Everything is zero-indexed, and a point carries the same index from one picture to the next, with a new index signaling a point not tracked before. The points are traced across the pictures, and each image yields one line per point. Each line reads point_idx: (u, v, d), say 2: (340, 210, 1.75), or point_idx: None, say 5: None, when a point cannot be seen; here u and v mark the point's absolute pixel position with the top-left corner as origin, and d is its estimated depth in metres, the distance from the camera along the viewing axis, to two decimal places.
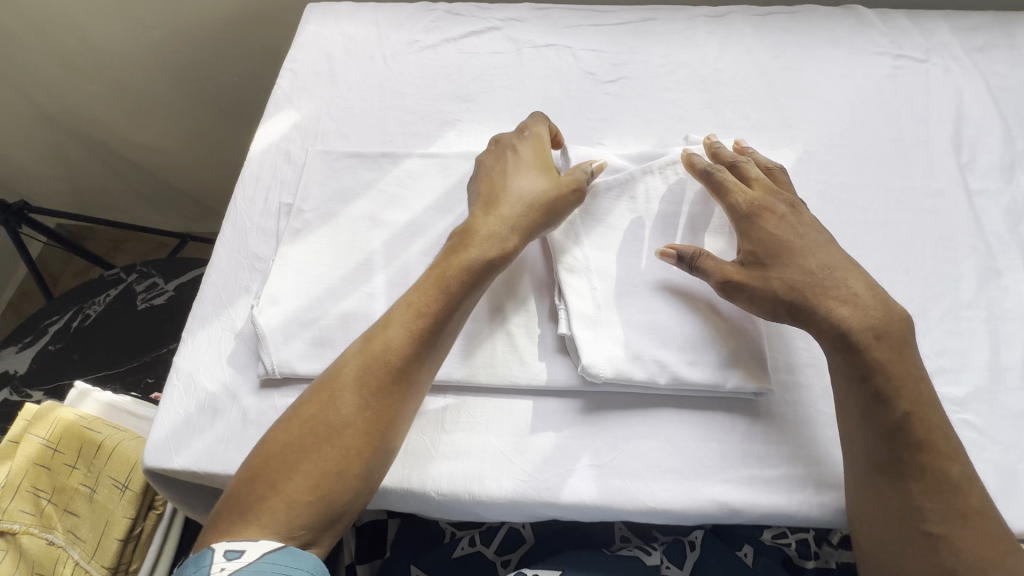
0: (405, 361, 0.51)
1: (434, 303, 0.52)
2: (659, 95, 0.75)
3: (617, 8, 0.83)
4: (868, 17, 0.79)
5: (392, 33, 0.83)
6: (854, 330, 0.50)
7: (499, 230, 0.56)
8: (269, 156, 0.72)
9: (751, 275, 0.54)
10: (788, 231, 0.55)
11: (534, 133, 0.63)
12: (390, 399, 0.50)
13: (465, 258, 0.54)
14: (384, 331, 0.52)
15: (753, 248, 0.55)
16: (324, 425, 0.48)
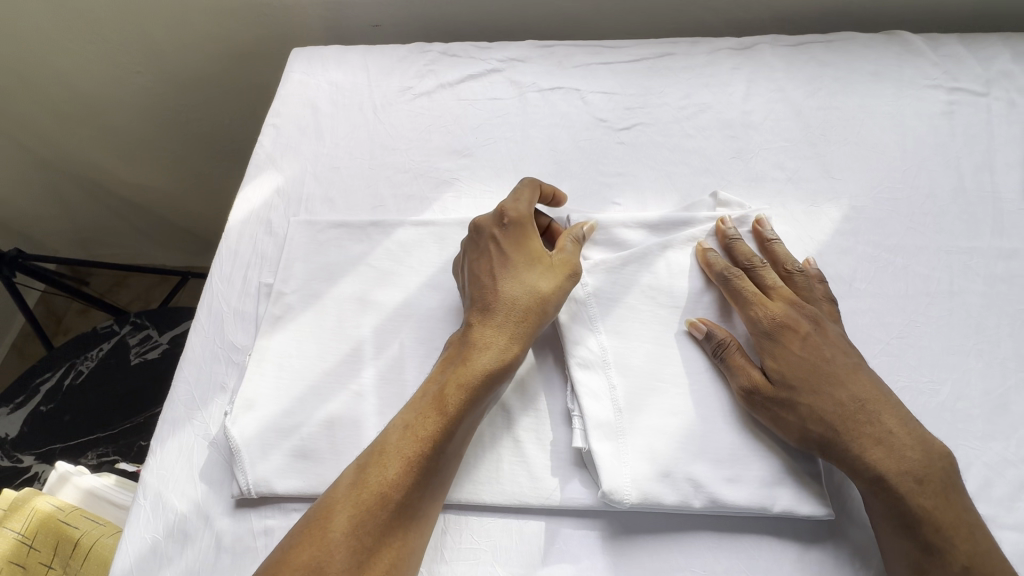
0: (404, 490, 0.44)
1: (436, 424, 0.46)
2: (680, 144, 0.66)
3: (629, 43, 0.75)
4: (916, 45, 0.70)
5: (383, 80, 0.76)
6: (892, 475, 0.43)
7: (488, 339, 0.50)
8: (248, 227, 0.66)
9: (778, 397, 0.47)
10: (814, 357, 0.48)
11: (516, 218, 0.54)
12: (391, 534, 0.43)
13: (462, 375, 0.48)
14: (376, 457, 0.45)
15: (775, 367, 0.48)
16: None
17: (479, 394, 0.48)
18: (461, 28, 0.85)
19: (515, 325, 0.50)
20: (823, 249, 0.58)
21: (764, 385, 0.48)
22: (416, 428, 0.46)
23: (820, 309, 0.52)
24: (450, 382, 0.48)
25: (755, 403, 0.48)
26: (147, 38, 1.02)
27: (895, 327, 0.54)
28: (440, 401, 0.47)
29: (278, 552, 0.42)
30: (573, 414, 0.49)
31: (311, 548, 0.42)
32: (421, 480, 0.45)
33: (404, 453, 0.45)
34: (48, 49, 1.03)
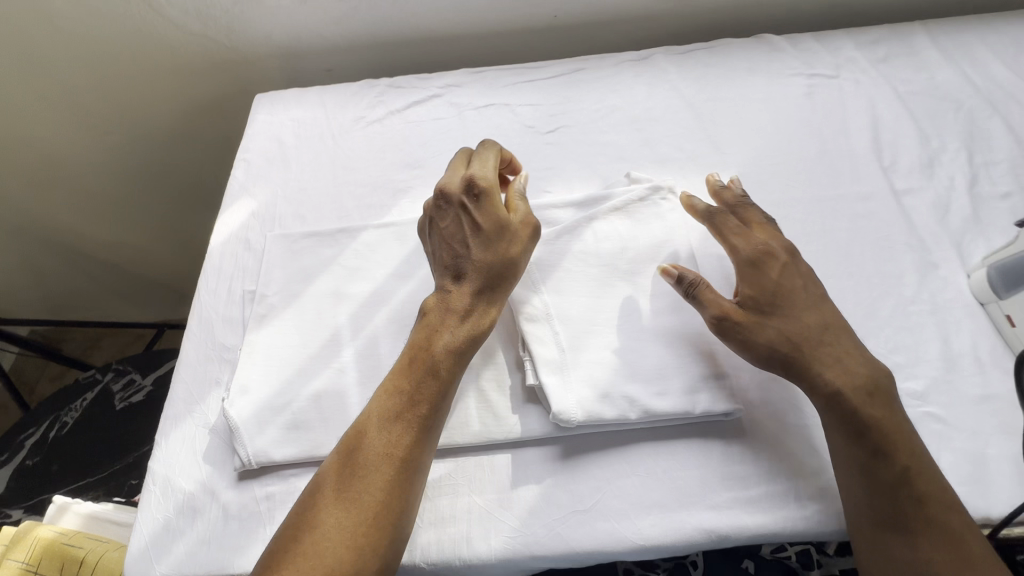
0: (399, 448, 0.51)
1: (431, 388, 0.54)
2: (597, 139, 0.79)
3: (547, 64, 0.89)
4: (779, 44, 0.86)
5: (339, 113, 0.86)
6: (846, 389, 0.51)
7: (476, 307, 0.58)
8: (229, 246, 0.74)
9: (745, 321, 0.54)
10: (790, 282, 0.56)
11: (485, 188, 0.60)
12: (390, 486, 0.50)
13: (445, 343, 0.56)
14: (370, 423, 0.52)
15: (749, 294, 0.56)
16: (338, 515, 0.48)
17: (460, 357, 0.56)
18: (404, 65, 0.97)
19: (490, 292, 0.58)
20: None
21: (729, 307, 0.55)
22: (412, 391, 0.54)
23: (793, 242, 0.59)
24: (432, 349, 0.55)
25: (724, 329, 0.55)
26: (117, 105, 1.10)
27: None
28: (434, 367, 0.54)
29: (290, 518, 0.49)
30: (525, 359, 0.58)
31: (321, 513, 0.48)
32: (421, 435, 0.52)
33: (404, 415, 0.52)
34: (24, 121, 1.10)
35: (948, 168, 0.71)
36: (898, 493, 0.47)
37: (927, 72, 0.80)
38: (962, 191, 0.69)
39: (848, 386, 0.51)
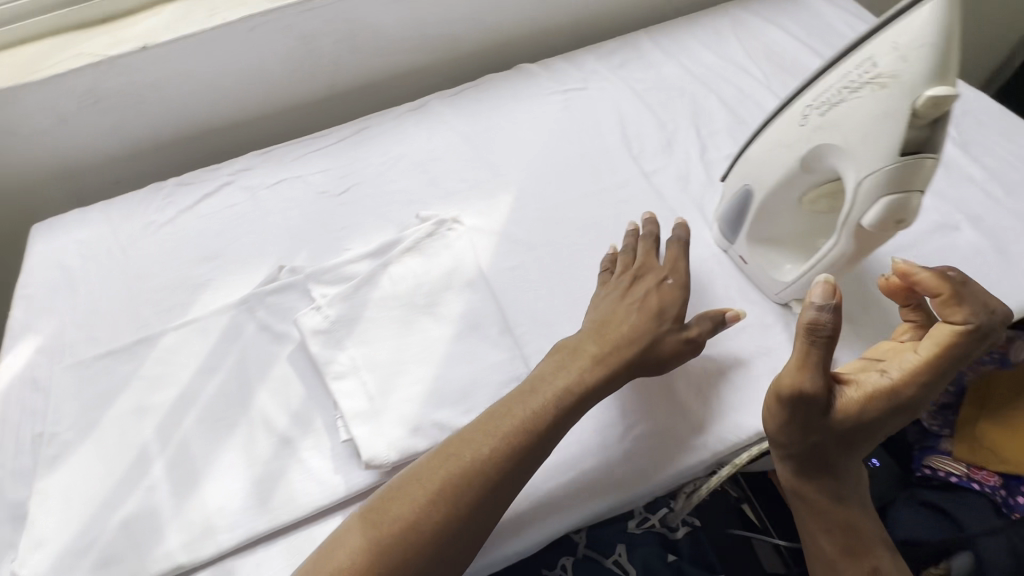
0: (479, 470, 0.51)
1: (539, 415, 0.54)
2: (388, 189, 0.83)
3: (333, 129, 0.93)
4: (535, 70, 0.96)
5: (127, 222, 0.84)
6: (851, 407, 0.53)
7: (541, 393, 0.55)
8: (14, 392, 0.68)
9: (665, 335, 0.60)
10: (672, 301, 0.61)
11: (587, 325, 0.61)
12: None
13: (552, 397, 0.55)
14: (394, 499, 0.51)
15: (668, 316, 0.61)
16: (389, 532, 0.49)
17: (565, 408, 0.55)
18: (196, 160, 0.97)
19: (592, 366, 0.57)
20: (504, 225, 0.76)
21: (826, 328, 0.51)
22: (528, 413, 0.54)
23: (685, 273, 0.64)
24: (567, 384, 0.56)
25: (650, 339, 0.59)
26: None
27: (564, 259, 0.72)
28: (533, 395, 0.55)
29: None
30: (337, 418, 0.59)
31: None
32: (485, 480, 0.51)
33: (500, 433, 0.53)
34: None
35: (683, 144, 0.83)
36: (816, 480, 0.57)
37: (655, 69, 0.94)
38: (697, 161, 0.80)
39: (831, 428, 0.54)
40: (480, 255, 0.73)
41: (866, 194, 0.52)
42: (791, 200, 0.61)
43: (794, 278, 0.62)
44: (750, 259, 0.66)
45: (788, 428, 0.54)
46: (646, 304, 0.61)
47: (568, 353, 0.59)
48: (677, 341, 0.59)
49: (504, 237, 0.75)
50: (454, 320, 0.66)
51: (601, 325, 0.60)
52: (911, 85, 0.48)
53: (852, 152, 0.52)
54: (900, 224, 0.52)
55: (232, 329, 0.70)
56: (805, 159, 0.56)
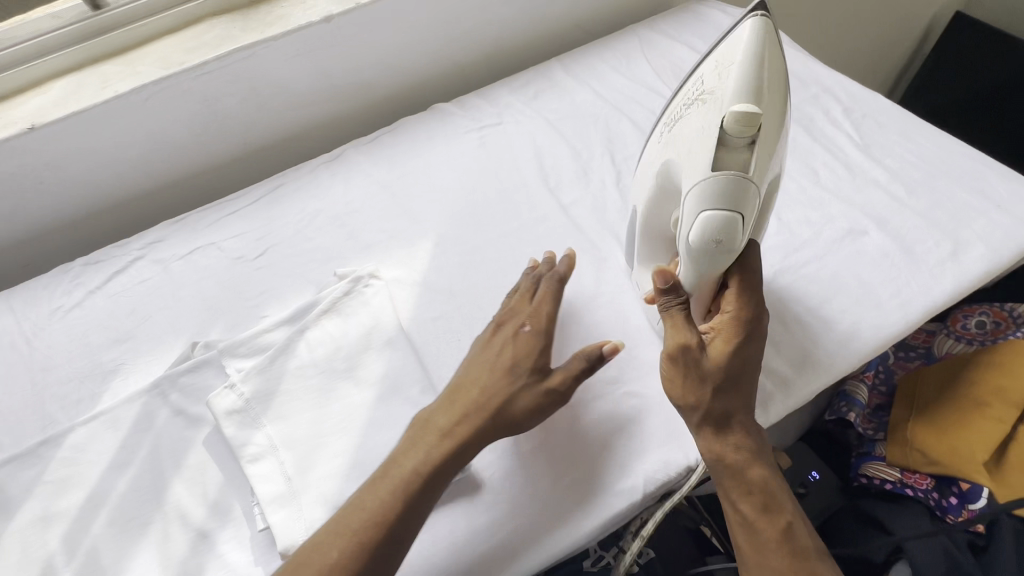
0: (363, 542, 0.49)
1: (422, 461, 0.54)
2: (305, 247, 0.81)
3: (249, 189, 0.90)
4: (450, 109, 0.96)
5: (31, 311, 0.80)
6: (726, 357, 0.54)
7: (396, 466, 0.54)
8: None
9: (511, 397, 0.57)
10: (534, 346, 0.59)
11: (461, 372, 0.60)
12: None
13: (408, 464, 0.54)
14: None
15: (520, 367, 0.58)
16: None
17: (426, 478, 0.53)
18: (107, 234, 0.93)
19: (442, 436, 0.55)
20: (425, 274, 0.74)
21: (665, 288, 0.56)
22: (405, 470, 0.53)
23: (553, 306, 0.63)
24: (423, 451, 0.54)
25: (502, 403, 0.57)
26: None
27: (486, 303, 0.71)
28: (420, 443, 0.55)
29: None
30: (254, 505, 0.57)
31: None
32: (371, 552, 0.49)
33: (393, 483, 0.52)
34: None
35: (600, 171, 0.83)
36: (725, 435, 0.54)
37: (569, 97, 0.94)
38: (613, 188, 0.81)
39: (722, 378, 0.54)
40: (400, 309, 0.71)
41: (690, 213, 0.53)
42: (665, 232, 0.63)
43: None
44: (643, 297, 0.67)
45: (687, 391, 0.54)
46: (536, 360, 0.58)
47: (421, 427, 0.56)
48: (534, 395, 0.57)
49: (426, 286, 0.74)
50: (375, 383, 0.64)
51: (470, 382, 0.58)
52: (723, 101, 0.50)
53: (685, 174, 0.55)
54: (728, 245, 0.52)
55: (143, 417, 0.66)
56: (661, 184, 0.59)
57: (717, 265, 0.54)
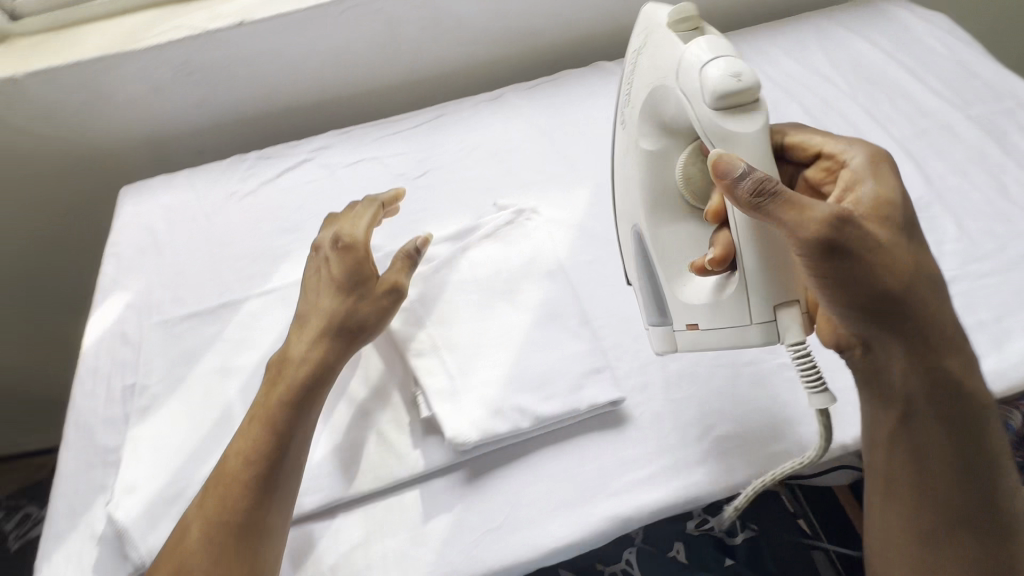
0: (277, 417, 0.55)
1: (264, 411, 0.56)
2: (464, 176, 0.84)
3: (411, 114, 0.94)
4: (612, 68, 0.96)
5: (211, 190, 0.87)
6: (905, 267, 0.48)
7: (308, 342, 0.59)
8: (105, 344, 0.71)
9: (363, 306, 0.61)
10: (348, 275, 0.62)
11: (347, 245, 0.64)
12: (237, 534, 0.50)
13: (298, 359, 0.59)
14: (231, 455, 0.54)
15: (341, 284, 0.62)
16: (230, 475, 0.53)
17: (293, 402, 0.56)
18: (273, 135, 0.99)
19: (316, 335, 0.60)
20: (582, 220, 0.76)
21: (763, 179, 0.46)
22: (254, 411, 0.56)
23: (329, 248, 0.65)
24: (288, 363, 0.58)
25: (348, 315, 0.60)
26: None
27: None
28: (268, 389, 0.57)
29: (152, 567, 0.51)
30: (418, 394, 0.60)
31: (179, 552, 0.50)
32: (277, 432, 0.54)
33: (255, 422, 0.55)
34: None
35: None
36: (921, 360, 0.49)
37: None
38: None
39: (903, 253, 0.48)
40: (557, 247, 0.73)
41: (693, 81, 0.50)
42: (671, 215, 0.58)
43: (738, 278, 0.52)
44: (693, 316, 0.56)
45: (870, 281, 0.47)
46: (363, 276, 0.62)
47: (322, 326, 0.60)
48: (373, 302, 0.61)
49: (583, 231, 0.75)
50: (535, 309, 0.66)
51: (302, 322, 0.62)
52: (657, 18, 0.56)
53: (653, 94, 0.55)
54: (753, 83, 0.48)
55: None
56: (647, 150, 0.57)
57: (748, 124, 0.49)
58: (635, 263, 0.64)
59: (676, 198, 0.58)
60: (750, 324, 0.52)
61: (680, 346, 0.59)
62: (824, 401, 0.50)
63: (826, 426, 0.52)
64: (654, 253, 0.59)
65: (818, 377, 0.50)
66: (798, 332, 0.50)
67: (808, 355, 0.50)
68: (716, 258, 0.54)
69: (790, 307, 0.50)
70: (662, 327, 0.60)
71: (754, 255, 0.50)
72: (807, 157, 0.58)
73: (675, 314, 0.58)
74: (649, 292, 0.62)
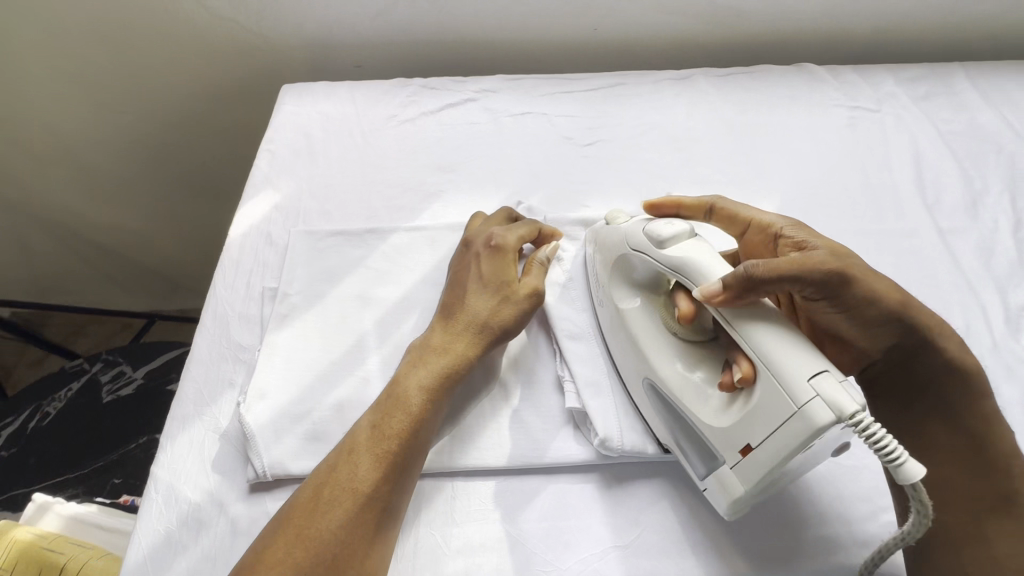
0: (417, 424, 0.49)
1: (401, 413, 0.49)
2: (636, 156, 0.77)
3: (587, 76, 0.87)
4: (819, 73, 0.85)
5: (370, 109, 0.83)
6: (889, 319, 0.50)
7: (447, 337, 0.54)
8: (250, 240, 0.70)
9: (506, 314, 0.56)
10: (497, 276, 0.57)
11: (500, 245, 0.59)
12: (358, 531, 0.44)
13: (437, 357, 0.53)
14: (354, 457, 0.47)
15: (488, 286, 0.57)
16: (352, 479, 0.46)
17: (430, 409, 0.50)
18: (435, 65, 0.94)
19: (459, 335, 0.54)
20: None
21: (741, 272, 0.45)
22: (386, 410, 0.49)
23: (480, 244, 0.60)
24: (427, 360, 0.53)
25: (486, 321, 0.55)
26: (135, 79, 1.03)
27: None
28: (404, 383, 0.51)
29: (252, 551, 0.44)
30: (565, 378, 0.56)
31: (286, 543, 0.43)
32: (409, 442, 0.48)
33: (388, 423, 0.49)
34: (16, 79, 1.01)
35: (991, 210, 0.71)
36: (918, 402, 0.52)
37: (968, 112, 0.80)
38: (1005, 235, 0.68)
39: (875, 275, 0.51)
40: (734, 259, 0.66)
41: (643, 241, 0.53)
42: (667, 355, 0.52)
43: (760, 388, 0.44)
44: (742, 437, 0.44)
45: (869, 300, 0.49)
46: (507, 280, 0.57)
47: (466, 326, 0.55)
48: (514, 308, 0.56)
49: None
50: None
51: (447, 314, 0.56)
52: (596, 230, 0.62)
53: (603, 246, 0.59)
54: (686, 231, 0.51)
55: None
56: (628, 309, 0.55)
57: (710, 256, 0.49)
58: (655, 418, 0.52)
59: (666, 334, 0.53)
60: (799, 410, 0.40)
61: (746, 492, 0.45)
62: (912, 470, 0.38)
63: (921, 502, 0.40)
64: (676, 396, 0.50)
65: (893, 445, 0.38)
66: (850, 400, 0.39)
67: (869, 423, 0.39)
68: (744, 377, 0.45)
69: (825, 374, 0.41)
70: (715, 473, 0.47)
71: (772, 348, 0.43)
72: (739, 227, 0.57)
73: (721, 447, 0.46)
74: (688, 438, 0.50)
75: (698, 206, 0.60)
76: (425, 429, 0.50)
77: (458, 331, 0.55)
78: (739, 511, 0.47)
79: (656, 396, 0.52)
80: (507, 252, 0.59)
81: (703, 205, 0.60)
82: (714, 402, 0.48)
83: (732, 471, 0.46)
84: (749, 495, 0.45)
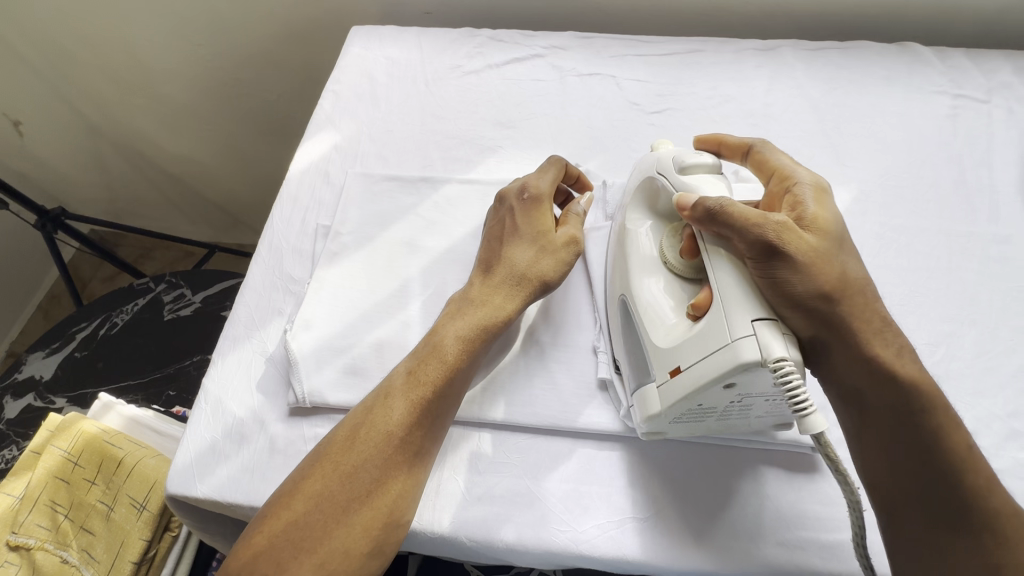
0: (453, 377, 0.50)
1: (438, 365, 0.50)
2: (706, 129, 0.73)
3: (663, 40, 0.82)
4: (925, 55, 0.77)
5: (435, 57, 0.82)
6: (818, 317, 0.43)
7: (488, 291, 0.54)
8: (308, 176, 0.72)
9: (549, 267, 0.55)
10: (533, 228, 0.56)
11: (536, 195, 0.58)
12: (391, 470, 0.46)
13: (479, 312, 0.53)
14: (385, 404, 0.48)
15: (525, 239, 0.56)
16: (379, 426, 0.47)
17: (464, 366, 0.50)
18: (506, 18, 0.92)
19: (506, 288, 0.54)
20: None
21: (714, 201, 0.46)
22: (423, 362, 0.50)
23: (516, 197, 0.58)
24: (465, 315, 0.53)
25: (529, 275, 0.54)
26: (214, 13, 1.05)
27: (897, 295, 0.59)
28: (443, 339, 0.51)
29: (291, 479, 0.46)
30: (601, 349, 0.56)
31: (325, 476, 0.45)
32: (441, 394, 0.49)
33: (422, 377, 0.49)
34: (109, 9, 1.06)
35: None
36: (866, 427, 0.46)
37: None
38: None
39: (833, 259, 0.45)
40: None
41: (667, 164, 0.53)
42: (648, 280, 0.52)
43: (706, 318, 0.44)
44: (674, 359, 0.45)
45: (795, 286, 0.43)
46: (550, 231, 0.57)
47: (506, 281, 0.54)
48: (557, 259, 0.55)
49: None
50: None
51: (486, 267, 0.56)
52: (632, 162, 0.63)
53: (635, 174, 0.58)
54: (707, 164, 0.52)
55: None
56: (634, 232, 0.55)
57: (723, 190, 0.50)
58: (618, 333, 0.54)
59: (657, 262, 0.52)
60: (731, 342, 0.41)
61: (661, 411, 0.47)
62: (815, 422, 0.40)
63: (830, 452, 0.41)
64: (637, 313, 0.51)
65: (804, 398, 0.39)
66: (782, 348, 0.40)
67: (790, 372, 0.39)
68: (698, 303, 0.46)
69: (767, 322, 0.41)
70: (642, 390, 0.49)
71: (730, 280, 0.44)
72: (766, 176, 0.54)
73: (655, 365, 0.48)
74: (631, 356, 0.52)
75: (739, 147, 0.57)
76: (459, 383, 0.50)
77: (503, 283, 0.54)
78: (653, 430, 0.49)
79: (626, 313, 0.53)
80: (546, 202, 0.58)
81: (742, 147, 0.57)
82: (667, 322, 0.48)
83: (657, 388, 0.47)
84: (664, 415, 0.47)
